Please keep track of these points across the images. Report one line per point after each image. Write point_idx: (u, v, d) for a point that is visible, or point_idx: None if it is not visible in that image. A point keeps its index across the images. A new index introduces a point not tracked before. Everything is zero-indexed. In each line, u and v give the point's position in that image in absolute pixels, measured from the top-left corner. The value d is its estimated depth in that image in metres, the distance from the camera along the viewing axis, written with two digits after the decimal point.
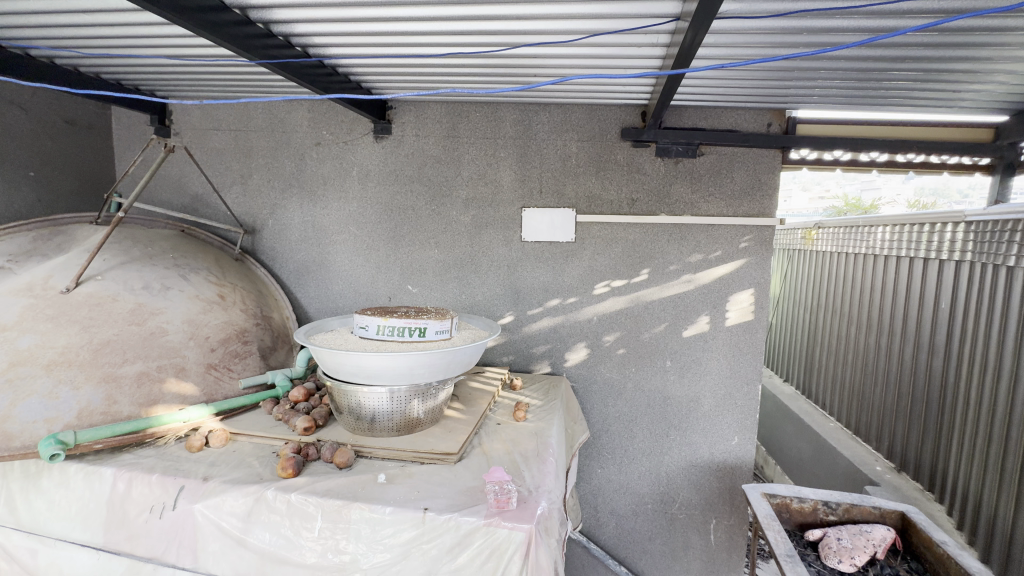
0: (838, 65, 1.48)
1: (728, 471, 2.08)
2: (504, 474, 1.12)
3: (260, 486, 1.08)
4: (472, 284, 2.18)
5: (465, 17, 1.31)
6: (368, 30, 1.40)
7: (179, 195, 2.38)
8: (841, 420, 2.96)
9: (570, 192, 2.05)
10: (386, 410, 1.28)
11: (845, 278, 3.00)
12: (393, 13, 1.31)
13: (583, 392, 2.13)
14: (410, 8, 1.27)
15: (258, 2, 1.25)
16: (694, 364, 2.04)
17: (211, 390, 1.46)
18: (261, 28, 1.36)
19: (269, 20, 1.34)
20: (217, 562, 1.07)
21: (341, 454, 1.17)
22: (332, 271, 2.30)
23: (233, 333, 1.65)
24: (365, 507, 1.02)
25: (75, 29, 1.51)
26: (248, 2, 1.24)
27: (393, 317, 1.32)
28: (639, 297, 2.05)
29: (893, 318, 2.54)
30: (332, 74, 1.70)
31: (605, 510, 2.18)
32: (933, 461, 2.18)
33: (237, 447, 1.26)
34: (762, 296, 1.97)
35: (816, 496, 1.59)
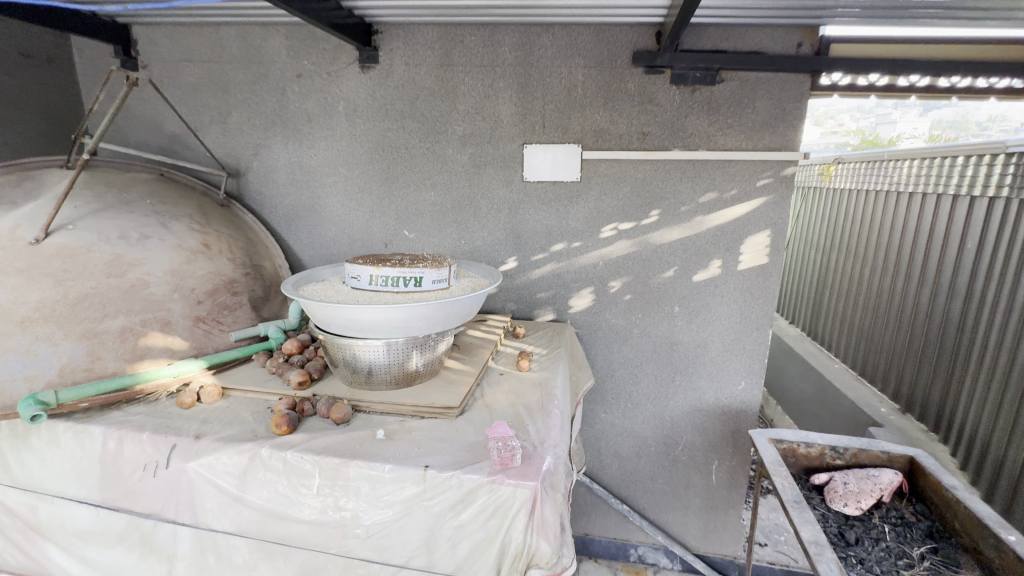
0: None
1: (733, 415, 2.06)
2: (507, 429, 1.07)
3: (254, 444, 1.04)
4: (471, 229, 2.06)
5: None
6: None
7: (156, 136, 2.21)
8: (846, 361, 2.94)
9: (575, 126, 1.88)
10: (383, 363, 1.22)
11: (862, 217, 2.86)
12: None
13: (587, 339, 2.08)
14: None
15: None
16: (703, 309, 1.97)
17: (201, 344, 1.40)
18: None
19: None
20: (217, 518, 1.05)
21: (337, 410, 1.12)
22: (324, 216, 2.18)
23: (221, 283, 1.56)
24: (363, 465, 0.98)
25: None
26: None
27: (386, 266, 1.23)
28: (647, 240, 1.95)
29: (911, 258, 2.43)
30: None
31: (608, 452, 2.20)
32: (941, 403, 2.17)
33: (230, 403, 1.21)
34: (779, 238, 1.85)
35: (824, 441, 1.56)
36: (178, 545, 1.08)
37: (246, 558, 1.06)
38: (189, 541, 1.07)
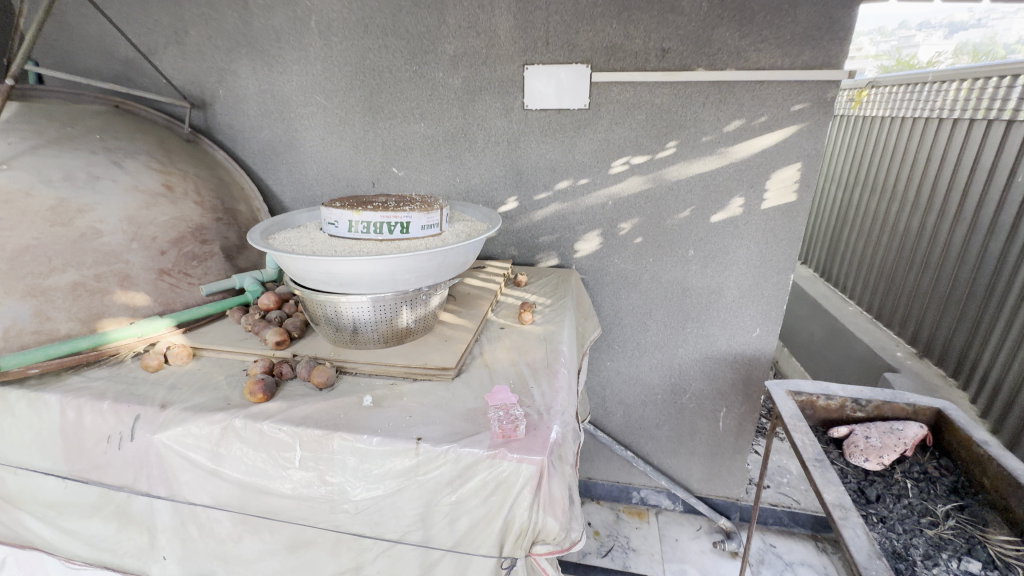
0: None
1: (745, 362, 1.96)
2: (510, 396, 0.95)
3: (226, 415, 0.93)
4: (467, 165, 1.86)
5: None
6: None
7: (107, 61, 1.95)
8: (861, 303, 2.82)
9: (584, 42, 1.63)
10: (369, 320, 1.09)
11: (893, 148, 2.62)
12: None
13: (593, 285, 1.95)
14: None
15: None
16: (720, 253, 1.81)
17: (168, 300, 1.27)
18: None
19: None
20: (193, 491, 0.96)
21: (318, 373, 1.00)
22: (303, 153, 1.96)
23: (187, 230, 1.39)
24: (348, 437, 0.87)
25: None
26: None
27: (366, 210, 1.07)
28: (662, 176, 1.75)
29: (946, 193, 2.23)
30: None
31: (613, 400, 2.14)
32: (965, 348, 2.06)
33: (202, 366, 1.10)
34: (811, 173, 1.65)
35: (845, 393, 1.46)
36: (157, 517, 1.01)
37: (230, 531, 0.98)
38: (168, 513, 1.00)
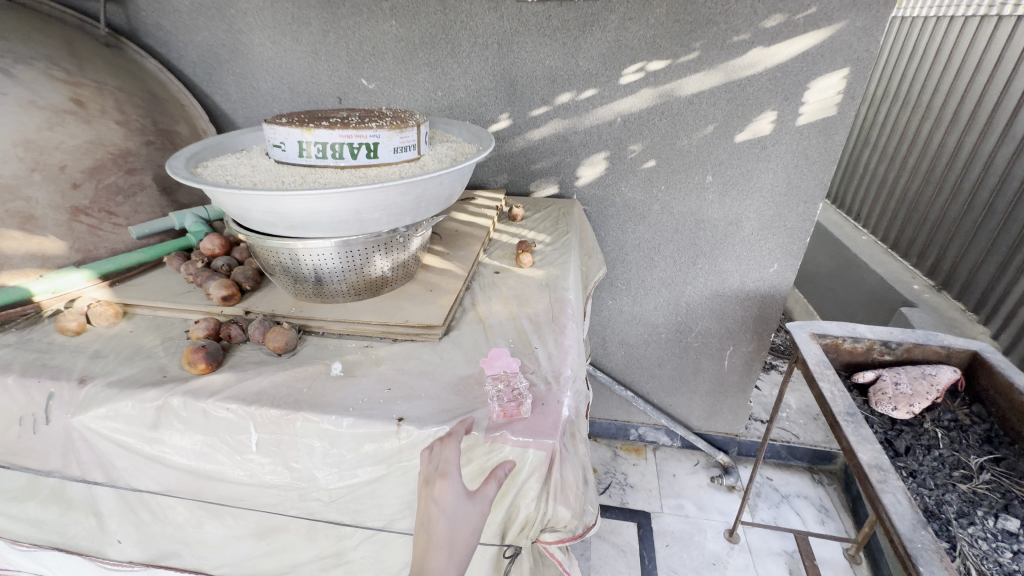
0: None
1: (759, 300, 1.81)
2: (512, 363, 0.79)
3: (160, 391, 0.75)
4: (450, 74, 1.56)
5: None
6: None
7: None
8: (876, 232, 2.65)
9: None
10: (334, 269, 0.89)
11: (933, 53, 2.31)
12: None
13: (596, 216, 1.74)
14: None
15: None
16: (742, 178, 1.59)
17: (87, 246, 1.06)
18: None
19: None
20: (135, 477, 0.81)
21: (273, 337, 0.82)
22: (251, 59, 1.63)
23: (108, 157, 1.13)
24: (312, 419, 0.71)
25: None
26: None
27: (320, 127, 0.83)
28: (682, 86, 1.48)
29: (992, 107, 1.98)
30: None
31: (614, 340, 2.01)
32: (991, 280, 1.93)
33: (134, 328, 0.90)
34: (858, 81, 1.40)
35: (875, 336, 1.33)
36: (100, 502, 0.86)
37: (188, 516, 0.85)
38: (113, 499, 0.85)
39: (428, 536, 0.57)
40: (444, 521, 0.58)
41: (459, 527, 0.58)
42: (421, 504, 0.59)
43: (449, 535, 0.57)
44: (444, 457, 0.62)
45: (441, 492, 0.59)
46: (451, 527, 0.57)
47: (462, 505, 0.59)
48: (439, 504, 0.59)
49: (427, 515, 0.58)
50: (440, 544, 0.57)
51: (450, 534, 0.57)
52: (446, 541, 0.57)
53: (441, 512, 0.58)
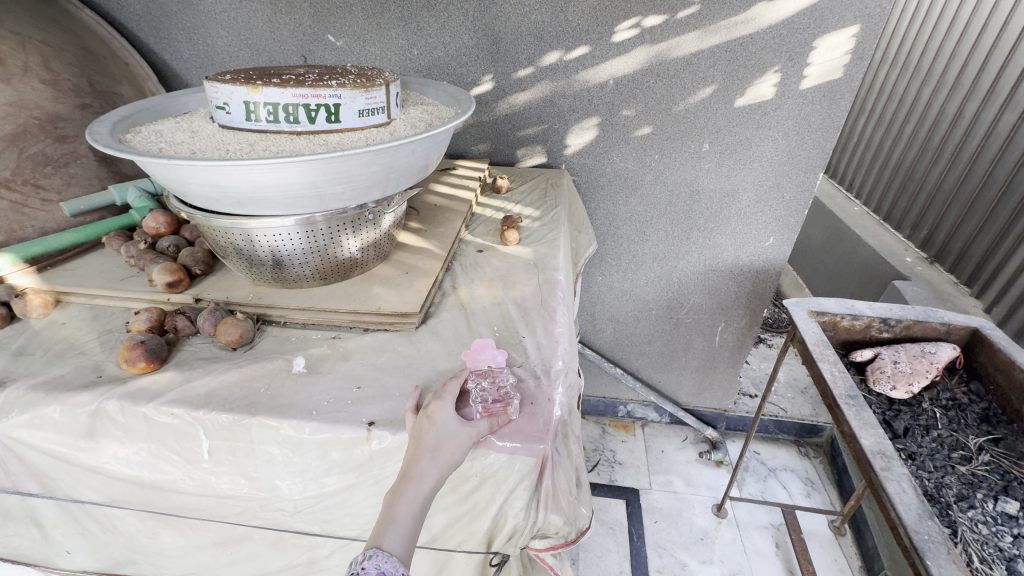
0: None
1: (753, 274, 1.75)
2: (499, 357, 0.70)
3: (93, 395, 0.65)
4: (426, 30, 1.41)
5: None
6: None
7: None
8: (868, 203, 2.60)
9: None
10: (294, 250, 0.78)
11: (935, 13, 2.21)
12: None
13: (586, 188, 1.64)
14: None
15: None
16: (741, 146, 1.50)
17: (13, 225, 0.93)
18: None
19: None
20: (75, 488, 0.72)
21: (225, 330, 0.72)
22: (202, 11, 1.45)
23: (32, 122, 0.99)
24: (269, 425, 0.62)
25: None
26: None
27: (269, 85, 0.71)
28: (680, 43, 1.36)
29: (996, 70, 1.90)
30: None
31: (603, 316, 1.95)
32: (987, 252, 1.89)
33: (66, 319, 0.80)
34: (868, 39, 1.30)
35: (874, 313, 1.28)
36: (41, 513, 0.77)
37: (140, 527, 0.76)
38: (54, 511, 0.76)
39: (415, 444, 0.56)
40: (433, 428, 0.56)
41: (445, 438, 0.56)
42: (414, 422, 0.59)
43: (434, 442, 0.55)
44: (442, 388, 0.62)
45: (433, 410, 0.58)
46: (438, 437, 0.55)
47: (452, 422, 0.57)
48: (430, 417, 0.57)
49: (417, 427, 0.57)
50: (425, 443, 0.55)
51: (435, 440, 0.55)
52: (432, 446, 0.55)
53: (429, 423, 0.56)
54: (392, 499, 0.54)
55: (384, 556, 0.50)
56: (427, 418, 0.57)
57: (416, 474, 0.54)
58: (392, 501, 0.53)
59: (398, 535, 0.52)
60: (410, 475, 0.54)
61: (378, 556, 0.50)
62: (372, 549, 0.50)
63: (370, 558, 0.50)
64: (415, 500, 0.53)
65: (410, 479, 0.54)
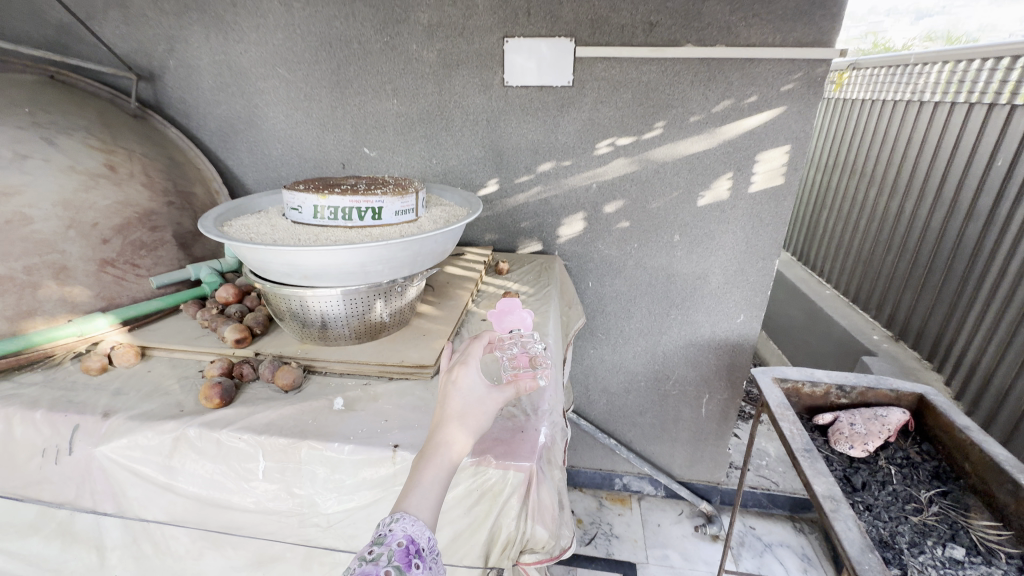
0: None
1: (729, 348, 1.94)
2: (526, 320, 0.99)
3: (178, 423, 0.83)
4: (444, 145, 1.75)
5: None
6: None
7: (38, 26, 1.73)
8: (838, 287, 2.85)
9: (567, 14, 1.53)
10: (339, 314, 1.00)
11: (872, 130, 2.62)
12: None
13: (577, 271, 1.89)
14: None
15: None
16: (706, 238, 1.77)
17: (113, 293, 1.16)
18: None
19: None
20: (145, 508, 0.87)
21: (282, 375, 0.92)
22: (264, 130, 1.81)
23: (134, 216, 1.26)
24: (317, 446, 0.79)
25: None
26: None
27: (333, 194, 0.97)
28: (648, 157, 1.68)
29: (926, 177, 2.23)
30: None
31: (596, 388, 2.11)
32: (939, 331, 2.09)
33: (152, 368, 0.99)
34: (799, 155, 1.61)
35: (830, 380, 1.45)
36: (105, 534, 0.91)
37: (190, 547, 0.90)
38: (118, 531, 0.90)
39: (445, 410, 0.67)
40: (461, 398, 0.68)
41: (472, 407, 0.68)
42: (442, 389, 0.70)
43: (462, 410, 0.67)
44: (467, 353, 0.73)
45: (461, 379, 0.70)
46: (465, 404, 0.67)
47: (478, 390, 0.69)
48: (459, 386, 0.69)
49: (445, 395, 0.69)
50: (455, 414, 0.67)
51: (463, 408, 0.67)
52: (461, 412, 0.67)
53: (458, 392, 0.68)
54: (420, 464, 0.63)
55: (411, 519, 0.58)
56: (457, 386, 0.68)
57: (443, 441, 0.64)
58: (420, 466, 0.63)
59: (423, 499, 0.60)
60: (438, 442, 0.64)
61: (406, 519, 0.57)
62: (399, 514, 0.58)
63: (397, 521, 0.57)
64: (444, 464, 0.64)
65: (440, 444, 0.64)
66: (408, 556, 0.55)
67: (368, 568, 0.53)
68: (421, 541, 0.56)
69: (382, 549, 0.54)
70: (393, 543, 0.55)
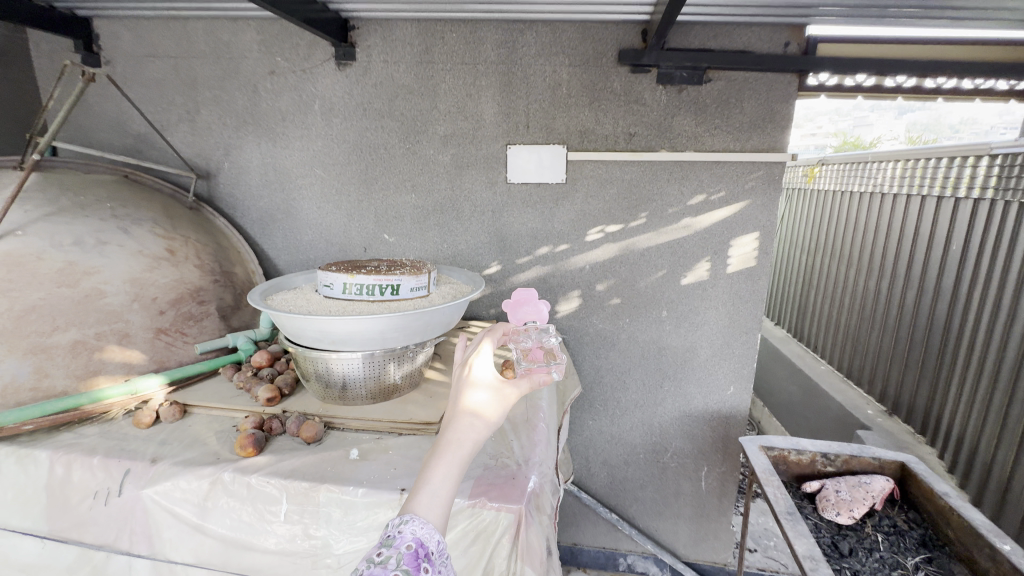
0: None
1: (722, 420, 2.03)
2: (542, 314, 0.99)
3: (215, 468, 0.96)
4: (454, 232, 2.00)
5: None
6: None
7: (120, 135, 2.08)
8: (832, 363, 2.94)
9: (560, 126, 1.82)
10: (359, 376, 1.15)
11: (845, 217, 2.86)
12: None
13: (574, 344, 2.03)
14: None
15: None
16: (691, 314, 1.93)
17: (163, 357, 1.33)
18: None
19: None
20: (175, 549, 0.97)
21: (307, 428, 1.05)
22: (299, 220, 2.08)
23: (186, 292, 1.46)
24: (334, 489, 0.91)
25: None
26: None
27: (360, 273, 1.16)
28: (634, 243, 1.90)
29: (897, 259, 2.42)
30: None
31: (596, 461, 2.15)
32: (927, 404, 2.16)
33: (193, 423, 1.13)
34: (767, 241, 1.82)
35: (815, 448, 1.53)
36: None
37: None
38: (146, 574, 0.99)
39: (456, 408, 0.68)
40: (473, 394, 0.69)
41: (482, 406, 0.69)
42: (454, 387, 0.71)
43: (473, 409, 0.68)
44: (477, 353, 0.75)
45: (472, 377, 0.71)
46: (475, 403, 0.69)
47: (489, 389, 0.70)
48: (472, 381, 0.70)
49: (456, 394, 0.70)
50: (466, 411, 0.68)
51: (473, 406, 0.68)
52: (471, 410, 0.68)
53: (469, 390, 0.70)
54: (430, 464, 0.65)
55: (420, 522, 0.60)
56: (468, 384, 0.70)
57: (454, 438, 0.66)
58: (430, 466, 0.65)
59: (432, 502, 0.62)
60: (449, 440, 0.66)
61: (415, 521, 0.60)
62: (408, 515, 0.61)
63: (407, 523, 0.60)
64: (453, 464, 0.65)
65: (449, 444, 0.66)
66: (416, 560, 0.58)
67: (377, 570, 0.57)
68: (430, 545, 0.59)
69: (391, 552, 0.58)
70: (402, 545, 0.58)
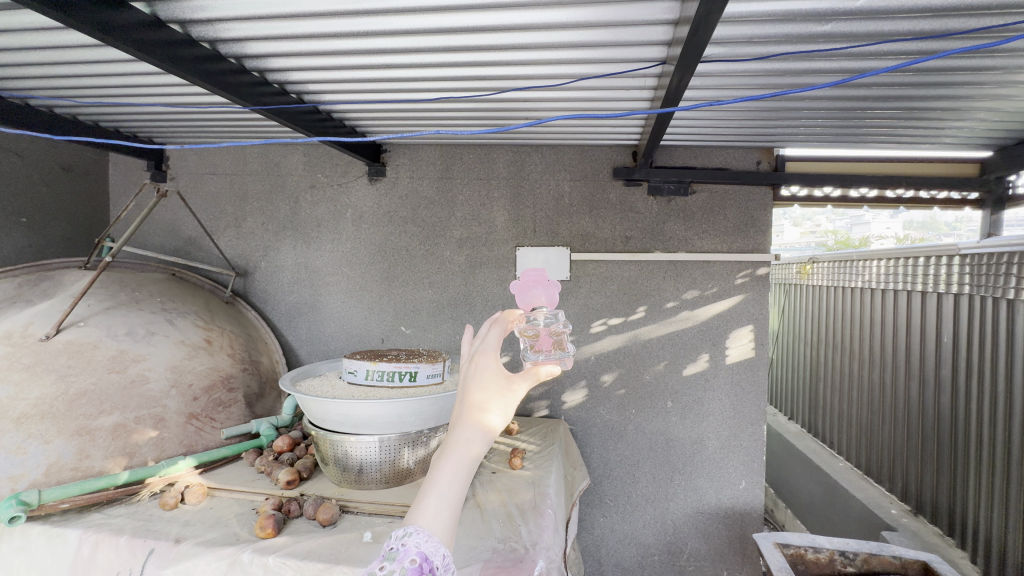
0: (829, 96, 1.44)
1: (737, 517, 1.99)
2: (553, 298, 0.89)
3: (235, 548, 1.00)
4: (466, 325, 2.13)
5: (467, 75, 1.39)
6: (347, 64, 1.35)
7: (172, 239, 2.34)
8: (850, 460, 2.85)
9: (563, 231, 2.04)
10: (374, 460, 1.22)
11: (842, 312, 2.97)
12: (396, 74, 1.40)
13: (583, 436, 2.05)
14: (410, 70, 1.38)
15: (292, 77, 1.42)
16: (696, 404, 1.99)
17: (191, 442, 1.41)
18: (275, 88, 1.46)
19: (283, 81, 1.45)
20: None
21: (323, 511, 1.10)
22: (324, 313, 2.25)
23: (218, 380, 1.58)
24: (347, 571, 0.94)
25: (56, 68, 1.47)
26: (284, 78, 1.43)
27: (383, 360, 1.27)
28: (637, 334, 2.01)
29: (896, 351, 2.48)
30: (261, 82, 1.41)
31: (608, 563, 2.04)
32: (950, 503, 2.08)
33: (215, 506, 1.19)
34: (762, 332, 1.94)
35: (831, 546, 1.50)
36: None
37: None
38: None
39: (460, 402, 0.58)
40: (477, 389, 0.59)
41: (490, 399, 0.58)
42: (461, 377, 0.62)
43: (478, 402, 0.57)
44: (484, 339, 0.64)
45: (478, 364, 0.61)
46: (481, 394, 0.58)
47: (494, 380, 0.59)
48: (477, 374, 0.60)
49: (462, 386, 0.60)
50: (472, 408, 0.57)
51: (478, 398, 0.57)
52: (475, 404, 0.57)
53: (473, 381, 0.59)
54: (433, 467, 0.54)
55: (425, 534, 0.51)
56: (473, 374, 0.60)
57: (459, 441, 0.55)
58: (433, 470, 0.54)
59: (436, 513, 0.52)
60: (453, 442, 0.55)
61: (418, 534, 0.50)
62: (412, 527, 0.51)
63: (410, 535, 0.51)
64: (459, 467, 0.54)
65: (452, 445, 0.55)
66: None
67: None
68: (435, 559, 0.49)
69: (393, 566, 0.48)
70: (406, 560, 0.48)
